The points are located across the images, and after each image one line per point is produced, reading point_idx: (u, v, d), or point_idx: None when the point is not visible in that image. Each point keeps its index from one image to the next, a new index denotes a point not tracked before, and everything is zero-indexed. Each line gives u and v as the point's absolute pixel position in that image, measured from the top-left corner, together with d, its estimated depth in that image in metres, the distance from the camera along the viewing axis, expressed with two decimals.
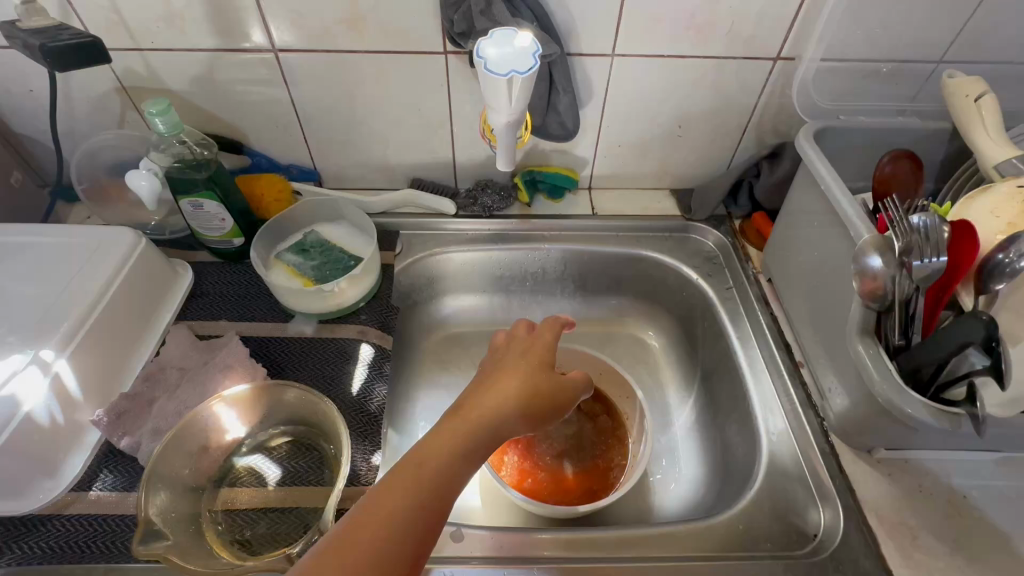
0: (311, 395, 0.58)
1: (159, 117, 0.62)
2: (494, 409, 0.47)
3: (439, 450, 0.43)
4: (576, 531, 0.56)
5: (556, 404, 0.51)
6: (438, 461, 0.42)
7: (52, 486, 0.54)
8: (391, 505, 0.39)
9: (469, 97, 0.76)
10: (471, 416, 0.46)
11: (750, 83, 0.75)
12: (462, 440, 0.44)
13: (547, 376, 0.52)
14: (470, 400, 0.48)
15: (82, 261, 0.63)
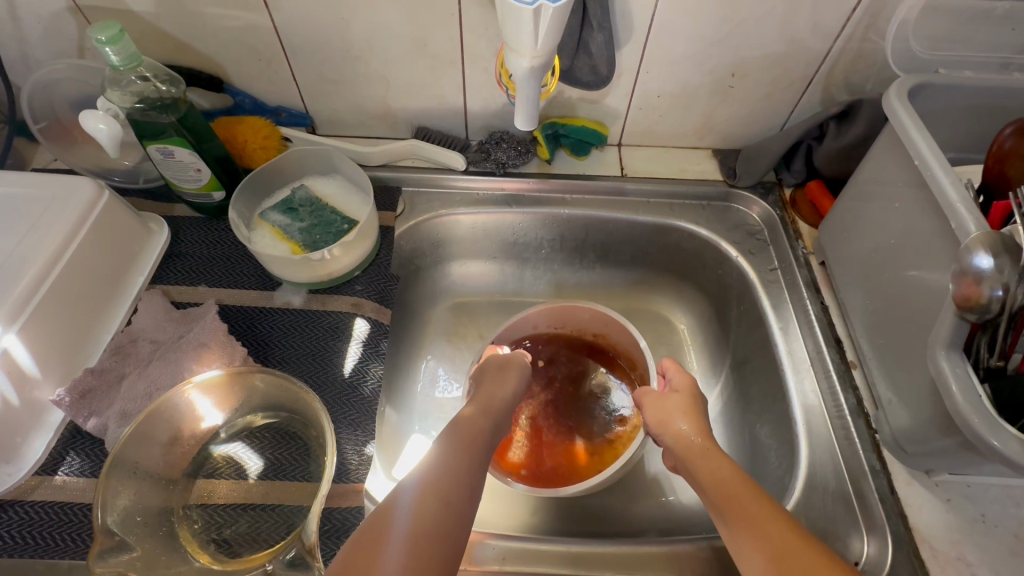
0: (286, 382, 0.52)
1: (110, 47, 0.51)
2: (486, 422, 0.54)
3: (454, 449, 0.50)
4: (586, 544, 0.53)
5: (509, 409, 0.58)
6: (459, 460, 0.49)
7: (12, 471, 0.49)
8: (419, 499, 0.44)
9: (485, 30, 0.63)
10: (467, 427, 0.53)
11: (828, 23, 0.61)
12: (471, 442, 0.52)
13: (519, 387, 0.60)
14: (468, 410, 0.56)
15: (32, 216, 0.54)
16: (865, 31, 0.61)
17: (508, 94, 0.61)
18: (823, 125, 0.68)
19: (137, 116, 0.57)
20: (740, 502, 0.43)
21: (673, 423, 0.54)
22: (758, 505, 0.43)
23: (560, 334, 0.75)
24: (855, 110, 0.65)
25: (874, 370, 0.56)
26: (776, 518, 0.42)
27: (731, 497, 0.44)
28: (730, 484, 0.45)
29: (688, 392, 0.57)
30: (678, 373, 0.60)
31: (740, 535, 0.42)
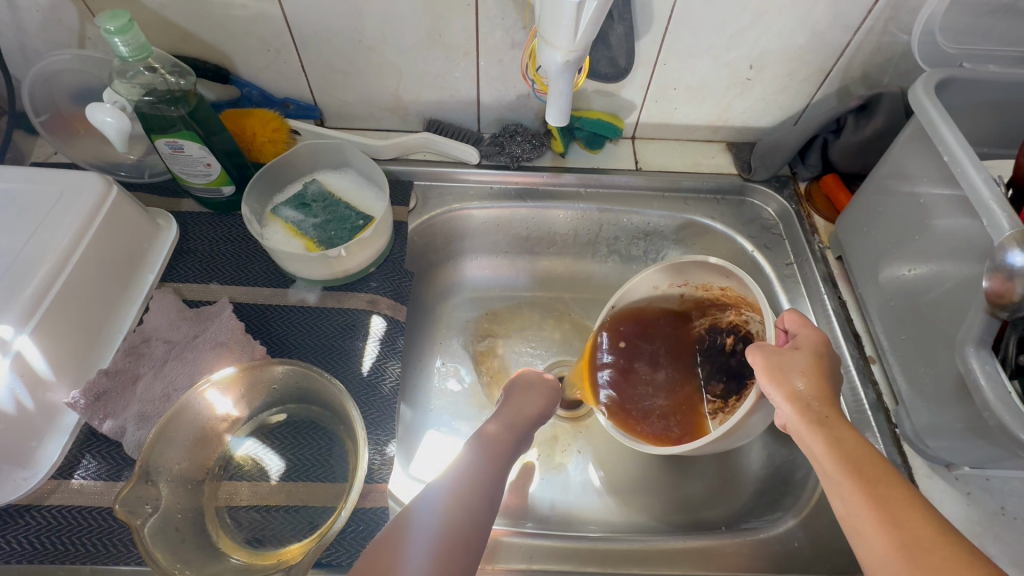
0: (305, 369, 0.52)
1: (119, 37, 0.49)
2: (512, 429, 0.55)
3: (486, 454, 0.50)
4: (612, 542, 0.54)
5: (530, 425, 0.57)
6: (489, 470, 0.48)
7: (27, 476, 0.48)
8: (451, 500, 0.44)
9: (501, 21, 0.62)
10: (506, 439, 0.53)
11: (849, 15, 0.60)
12: (504, 452, 0.52)
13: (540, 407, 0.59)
14: (503, 416, 0.56)
15: (41, 212, 0.53)
16: (886, 23, 0.61)
17: (533, 86, 0.64)
18: (840, 119, 0.67)
19: (144, 109, 0.55)
20: (869, 482, 0.40)
21: (787, 379, 0.47)
22: (892, 488, 0.39)
23: (681, 301, 0.68)
24: (874, 103, 0.65)
25: (894, 364, 0.57)
26: (915, 506, 0.38)
27: (860, 473, 0.40)
28: (860, 460, 0.41)
29: (818, 343, 0.49)
30: (805, 327, 0.50)
31: (864, 514, 0.39)
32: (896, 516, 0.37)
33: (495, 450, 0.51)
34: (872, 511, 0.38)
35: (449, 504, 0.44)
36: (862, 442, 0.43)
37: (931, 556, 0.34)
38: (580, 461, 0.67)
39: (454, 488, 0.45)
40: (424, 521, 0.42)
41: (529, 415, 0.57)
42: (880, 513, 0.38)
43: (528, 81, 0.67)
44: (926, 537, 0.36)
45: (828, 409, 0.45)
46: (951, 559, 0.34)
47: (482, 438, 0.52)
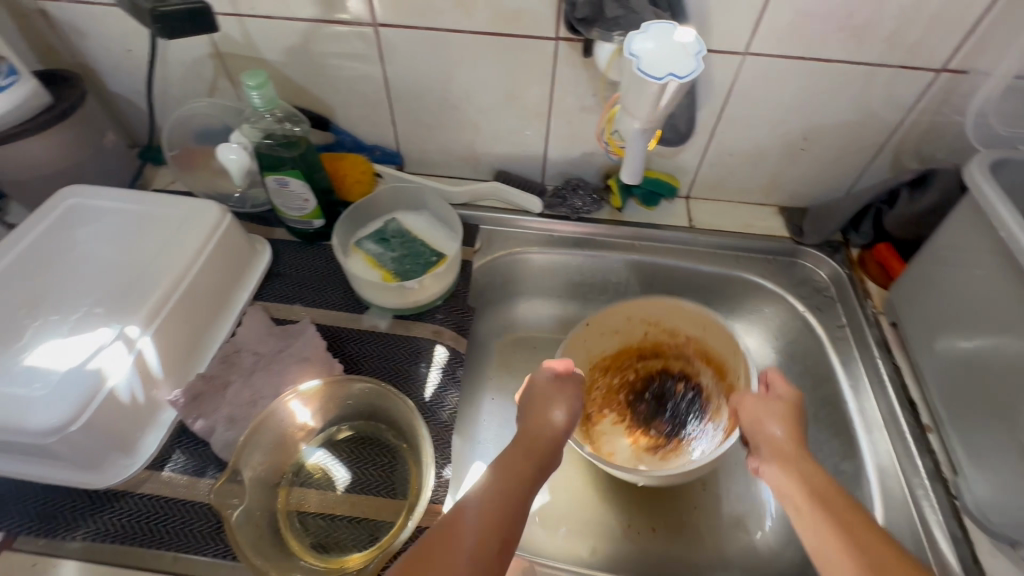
0: (380, 388, 0.56)
1: (256, 91, 0.58)
2: (536, 441, 0.55)
3: (511, 475, 0.50)
4: None
5: (558, 439, 0.56)
6: (506, 493, 0.48)
7: (127, 463, 0.53)
8: (470, 528, 0.44)
9: (574, 88, 0.69)
10: (534, 452, 0.53)
11: (902, 96, 0.65)
12: (533, 468, 0.52)
13: (559, 414, 0.58)
14: (530, 426, 0.56)
15: (169, 230, 0.61)
16: (939, 104, 0.65)
17: (606, 148, 0.68)
18: (895, 190, 0.70)
19: (263, 150, 0.64)
20: (837, 510, 0.47)
21: (767, 425, 0.56)
22: (853, 518, 0.46)
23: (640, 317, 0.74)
24: (930, 178, 0.67)
25: (952, 434, 0.57)
26: (869, 528, 0.45)
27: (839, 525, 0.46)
28: (840, 510, 0.47)
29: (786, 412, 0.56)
30: (783, 384, 0.60)
31: (829, 538, 0.45)
32: (864, 541, 0.44)
33: (520, 467, 0.51)
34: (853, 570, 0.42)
35: (469, 534, 0.44)
36: (845, 497, 0.49)
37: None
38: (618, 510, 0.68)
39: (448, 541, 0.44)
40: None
41: (553, 423, 0.56)
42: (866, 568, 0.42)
43: (602, 143, 0.72)
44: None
45: (798, 447, 0.54)
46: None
47: (508, 457, 0.52)
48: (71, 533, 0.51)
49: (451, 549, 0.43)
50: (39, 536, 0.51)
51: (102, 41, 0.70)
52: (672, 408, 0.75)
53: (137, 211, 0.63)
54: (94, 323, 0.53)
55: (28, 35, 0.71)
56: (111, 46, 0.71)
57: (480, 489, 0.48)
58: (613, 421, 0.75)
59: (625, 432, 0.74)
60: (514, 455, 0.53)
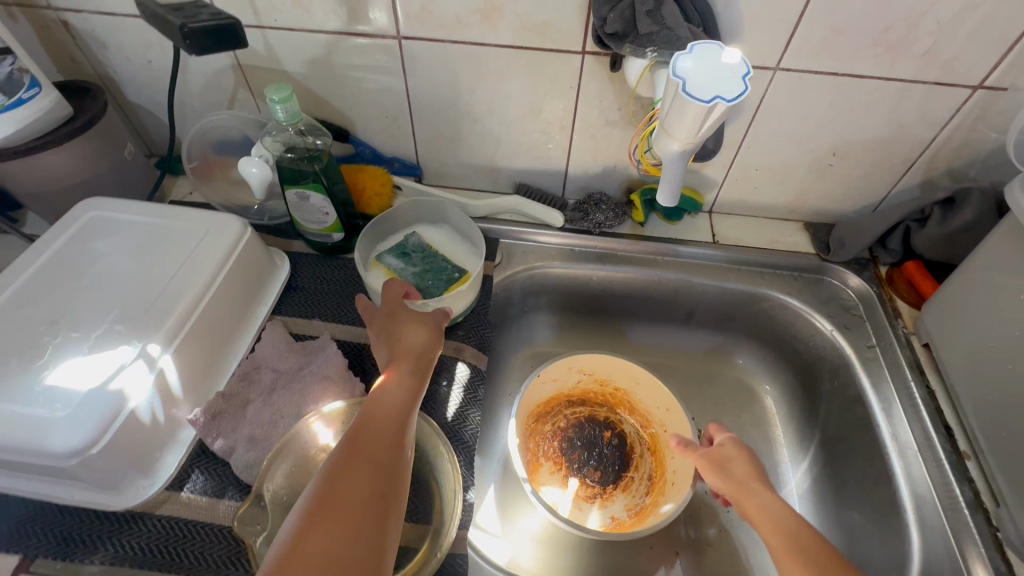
0: None
1: (280, 105, 0.57)
2: (408, 367, 0.53)
3: (389, 404, 0.48)
4: None
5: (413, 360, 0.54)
6: (388, 423, 0.47)
7: (146, 484, 0.52)
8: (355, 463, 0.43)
9: (599, 102, 0.68)
10: (396, 378, 0.51)
11: (936, 113, 0.63)
12: (406, 393, 0.50)
13: (412, 337, 0.56)
14: (392, 352, 0.54)
15: (189, 244, 0.60)
16: (975, 120, 0.63)
17: (640, 167, 0.65)
18: (925, 209, 0.69)
19: (285, 163, 0.63)
20: (805, 539, 0.47)
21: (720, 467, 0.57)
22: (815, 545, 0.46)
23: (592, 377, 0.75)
24: (961, 197, 0.66)
25: (993, 462, 0.55)
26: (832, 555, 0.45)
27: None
28: (822, 562, 0.45)
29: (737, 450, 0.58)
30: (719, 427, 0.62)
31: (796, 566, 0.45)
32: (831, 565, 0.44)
33: (397, 396, 0.49)
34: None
35: (354, 470, 0.42)
36: (819, 543, 0.46)
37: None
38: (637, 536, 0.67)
39: (332, 495, 0.40)
40: (322, 542, 0.38)
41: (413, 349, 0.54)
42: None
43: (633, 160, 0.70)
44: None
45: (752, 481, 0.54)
46: None
47: (383, 389, 0.50)
48: (91, 555, 0.50)
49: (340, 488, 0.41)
50: (58, 559, 0.50)
51: (123, 52, 0.70)
52: (599, 458, 0.76)
53: (156, 224, 0.62)
54: (115, 341, 0.52)
55: (50, 47, 0.71)
56: (131, 58, 0.71)
57: (352, 438, 0.45)
58: (549, 471, 0.74)
59: (564, 479, 0.73)
60: (387, 386, 0.50)
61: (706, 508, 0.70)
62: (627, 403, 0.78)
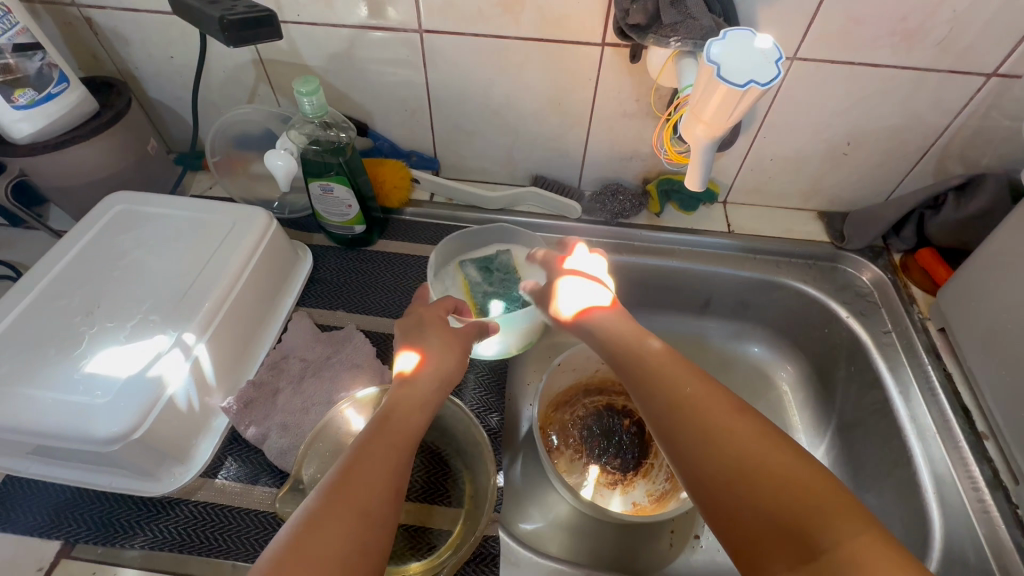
0: None
1: (307, 98, 0.58)
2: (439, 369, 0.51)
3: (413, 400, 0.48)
4: None
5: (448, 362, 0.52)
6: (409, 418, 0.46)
7: (182, 471, 0.53)
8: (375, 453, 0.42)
9: (618, 93, 0.69)
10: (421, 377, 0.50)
11: (951, 101, 0.64)
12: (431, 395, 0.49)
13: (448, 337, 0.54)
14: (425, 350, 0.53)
15: (217, 236, 0.61)
16: (988, 109, 0.64)
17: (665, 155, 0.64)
18: (940, 195, 0.70)
19: (310, 156, 0.64)
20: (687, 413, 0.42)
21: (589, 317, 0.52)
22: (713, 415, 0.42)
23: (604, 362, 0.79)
24: (977, 183, 0.67)
25: (1011, 442, 0.57)
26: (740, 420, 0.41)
27: (654, 386, 0.45)
28: (663, 368, 0.46)
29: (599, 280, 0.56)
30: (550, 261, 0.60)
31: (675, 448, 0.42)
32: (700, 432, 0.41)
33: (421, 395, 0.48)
34: (679, 444, 0.42)
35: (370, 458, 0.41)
36: (675, 359, 0.47)
37: (747, 483, 0.37)
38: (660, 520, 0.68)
39: (357, 467, 0.40)
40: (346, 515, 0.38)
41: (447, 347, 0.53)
42: (700, 436, 0.41)
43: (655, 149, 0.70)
44: (749, 462, 0.38)
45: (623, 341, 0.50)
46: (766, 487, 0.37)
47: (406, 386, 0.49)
48: (131, 541, 0.50)
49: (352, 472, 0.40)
50: (98, 544, 0.50)
51: (145, 48, 0.71)
52: (618, 444, 0.77)
53: (183, 217, 0.63)
54: (150, 331, 0.53)
55: (72, 43, 0.71)
56: (153, 53, 0.71)
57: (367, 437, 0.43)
58: (569, 459, 0.74)
59: (584, 466, 0.74)
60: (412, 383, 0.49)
61: None
62: None
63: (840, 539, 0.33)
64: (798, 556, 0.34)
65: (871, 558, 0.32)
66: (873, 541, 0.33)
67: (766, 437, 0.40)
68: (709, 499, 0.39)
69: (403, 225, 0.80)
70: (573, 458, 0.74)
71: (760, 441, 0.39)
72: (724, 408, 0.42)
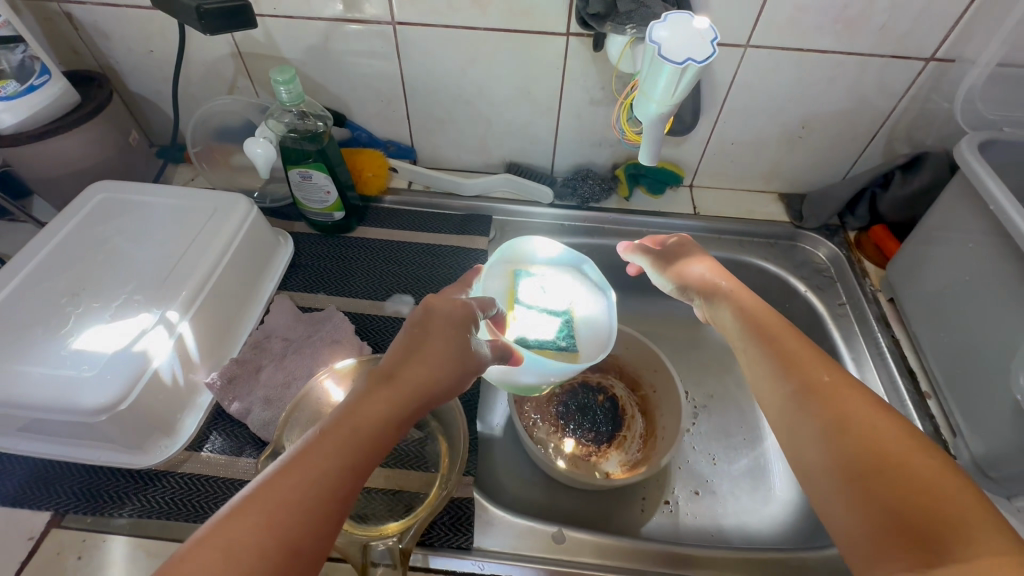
0: None
1: (284, 86, 0.61)
2: (431, 377, 0.42)
3: (391, 404, 0.39)
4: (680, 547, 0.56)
5: (444, 367, 0.43)
6: (378, 426, 0.38)
7: (168, 444, 0.56)
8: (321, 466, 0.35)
9: (584, 82, 0.72)
10: (409, 381, 0.41)
11: (894, 85, 0.68)
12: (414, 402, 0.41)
13: (452, 340, 0.45)
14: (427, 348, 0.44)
15: (198, 221, 0.63)
16: (928, 92, 0.69)
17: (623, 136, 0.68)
18: (889, 173, 0.74)
19: (289, 144, 0.66)
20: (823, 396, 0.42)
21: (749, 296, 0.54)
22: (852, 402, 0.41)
23: None
24: (921, 161, 0.72)
25: (951, 399, 0.61)
26: (879, 411, 0.40)
27: (801, 373, 0.45)
28: (802, 358, 0.46)
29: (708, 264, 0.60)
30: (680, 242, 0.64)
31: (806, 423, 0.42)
32: (847, 417, 0.40)
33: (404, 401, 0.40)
34: (823, 424, 0.40)
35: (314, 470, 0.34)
36: (825, 361, 0.46)
37: (880, 473, 0.36)
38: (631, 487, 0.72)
39: (280, 494, 0.33)
40: (239, 555, 0.31)
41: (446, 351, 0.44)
42: (835, 423, 0.40)
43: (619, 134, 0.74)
44: (891, 465, 0.36)
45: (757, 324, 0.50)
46: (912, 463, 0.36)
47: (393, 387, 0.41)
48: (119, 510, 0.53)
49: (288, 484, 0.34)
50: (87, 513, 0.52)
51: (125, 42, 0.73)
52: (592, 418, 0.80)
53: (165, 203, 0.65)
54: (134, 309, 0.55)
55: (52, 38, 0.73)
56: (133, 47, 0.73)
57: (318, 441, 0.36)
58: (546, 433, 0.78)
59: (560, 440, 0.77)
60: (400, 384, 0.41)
61: (693, 460, 0.75)
62: (614, 367, 0.84)
63: (978, 552, 0.31)
64: (921, 560, 0.32)
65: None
66: (1010, 562, 0.30)
67: (915, 444, 0.37)
68: (833, 483, 0.38)
69: (382, 212, 0.82)
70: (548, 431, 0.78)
71: (906, 445, 0.37)
72: (865, 405, 0.41)
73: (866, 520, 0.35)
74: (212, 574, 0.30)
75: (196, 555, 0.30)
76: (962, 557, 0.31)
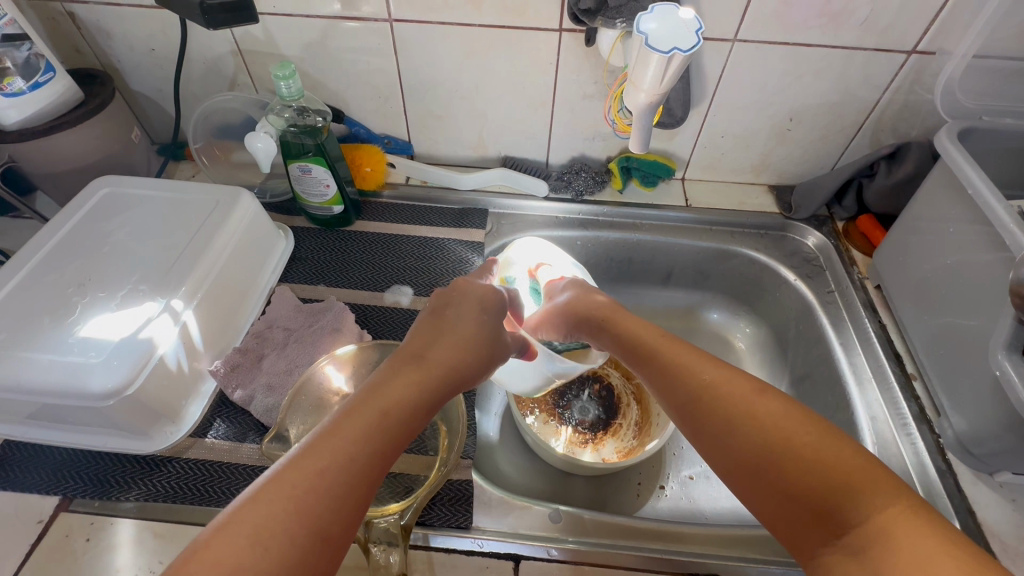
0: None
1: (284, 81, 0.62)
2: (451, 363, 0.46)
3: (418, 382, 0.42)
4: (675, 524, 0.57)
5: (461, 358, 0.47)
6: (407, 402, 0.40)
7: (173, 430, 0.57)
8: (355, 439, 0.36)
9: (577, 76, 0.74)
10: (431, 366, 0.44)
11: (877, 77, 0.70)
12: (437, 385, 0.43)
13: (464, 335, 0.49)
14: (444, 341, 0.47)
15: (201, 214, 0.65)
16: (912, 83, 0.71)
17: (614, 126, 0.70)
18: (874, 165, 0.76)
19: (289, 138, 0.68)
20: (704, 402, 0.42)
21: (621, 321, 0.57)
22: (736, 392, 0.41)
23: None
24: (905, 152, 0.74)
25: (935, 380, 0.63)
26: (754, 395, 0.40)
27: (679, 381, 0.45)
28: (681, 363, 0.46)
29: (596, 296, 0.62)
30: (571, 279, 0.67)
31: (699, 441, 0.42)
32: (726, 414, 0.40)
33: (430, 380, 0.43)
34: (710, 434, 0.41)
35: (347, 443, 0.35)
36: (704, 358, 0.46)
37: (782, 466, 0.35)
38: (624, 472, 0.73)
39: (310, 476, 0.33)
40: (269, 541, 0.30)
41: (463, 343, 0.48)
42: (728, 427, 0.39)
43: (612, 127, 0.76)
44: (782, 449, 0.36)
45: (639, 353, 0.52)
46: (803, 443, 0.35)
47: (419, 367, 0.43)
48: (125, 494, 0.54)
49: (323, 455, 0.34)
50: (94, 498, 0.54)
51: (127, 41, 0.74)
52: (588, 405, 0.81)
53: (168, 197, 0.67)
54: (139, 299, 0.56)
55: (55, 38, 0.74)
56: (135, 46, 0.75)
57: (351, 412, 0.37)
58: (542, 421, 0.79)
59: (556, 428, 0.79)
60: (424, 367, 0.44)
61: (686, 446, 0.76)
62: (610, 356, 0.85)
63: (872, 511, 0.31)
64: (832, 536, 0.32)
65: (908, 531, 0.29)
66: (903, 512, 0.30)
67: (796, 417, 0.37)
68: (745, 490, 0.37)
69: (381, 207, 0.84)
70: (546, 418, 0.79)
71: (793, 424, 0.37)
72: (746, 392, 0.41)
73: (783, 519, 0.35)
74: (245, 552, 0.29)
75: (224, 540, 0.29)
76: (862, 520, 0.31)
